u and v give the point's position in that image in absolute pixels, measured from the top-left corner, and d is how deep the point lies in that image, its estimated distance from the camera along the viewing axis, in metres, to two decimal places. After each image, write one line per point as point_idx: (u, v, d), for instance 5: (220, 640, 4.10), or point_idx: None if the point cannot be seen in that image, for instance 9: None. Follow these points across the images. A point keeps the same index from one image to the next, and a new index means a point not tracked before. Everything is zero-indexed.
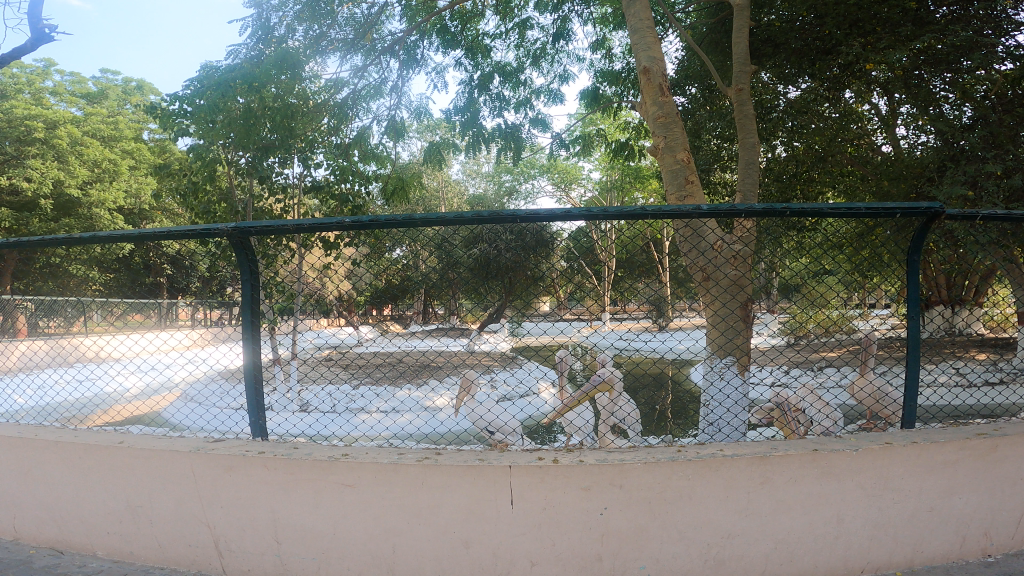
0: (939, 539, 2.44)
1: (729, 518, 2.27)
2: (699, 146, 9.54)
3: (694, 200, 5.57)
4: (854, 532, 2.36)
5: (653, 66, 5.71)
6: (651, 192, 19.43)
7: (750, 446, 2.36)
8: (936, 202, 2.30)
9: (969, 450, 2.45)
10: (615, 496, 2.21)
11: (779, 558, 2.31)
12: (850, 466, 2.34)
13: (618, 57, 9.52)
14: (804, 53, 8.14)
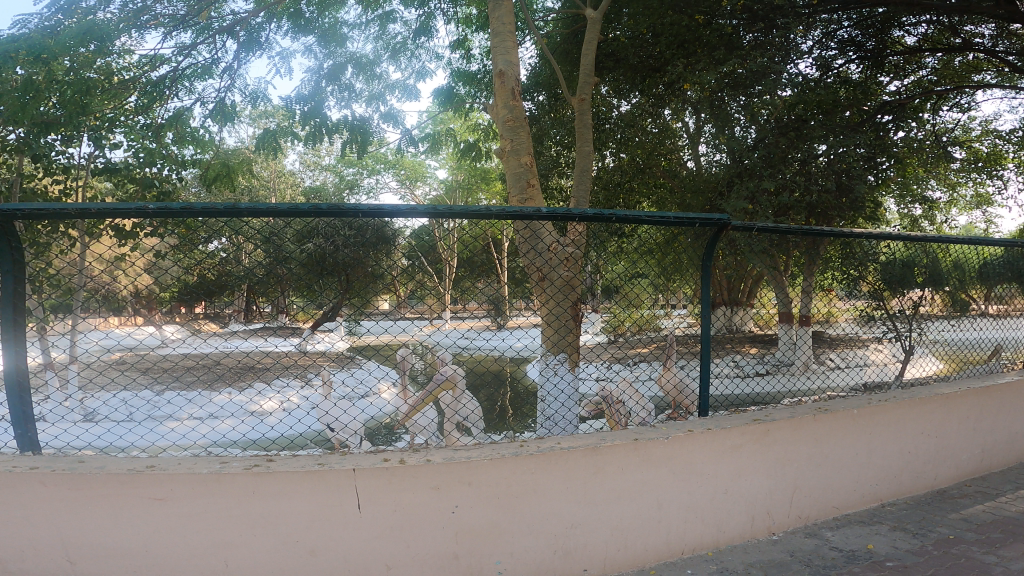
0: (735, 516, 2.78)
1: (571, 510, 2.40)
2: (541, 152, 10.03)
3: (534, 204, 5.81)
4: (672, 515, 2.61)
5: (508, 70, 5.83)
6: (495, 195, 19.85)
7: (584, 438, 2.51)
8: (725, 215, 2.82)
9: (750, 436, 2.80)
10: (465, 493, 2.25)
11: (616, 544, 2.49)
12: (664, 452, 2.58)
13: (475, 58, 9.64)
14: (637, 70, 8.85)
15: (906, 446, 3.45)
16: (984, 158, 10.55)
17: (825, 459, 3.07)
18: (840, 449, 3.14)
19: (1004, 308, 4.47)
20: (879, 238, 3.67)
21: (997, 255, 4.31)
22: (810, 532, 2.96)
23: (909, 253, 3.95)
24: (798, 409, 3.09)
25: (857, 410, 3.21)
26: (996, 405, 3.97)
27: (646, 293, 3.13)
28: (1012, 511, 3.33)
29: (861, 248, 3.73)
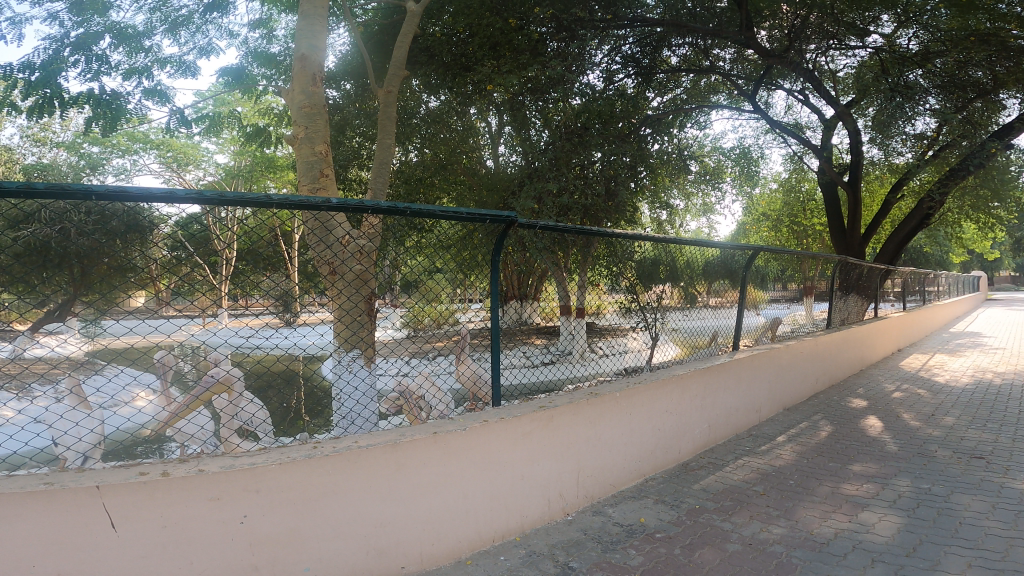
0: (533, 500, 3.17)
1: (378, 508, 2.48)
2: (342, 142, 9.73)
3: (326, 195, 5.65)
4: (478, 504, 2.87)
5: (311, 55, 5.58)
6: (284, 184, 18.84)
7: (381, 436, 2.59)
8: (509, 212, 3.18)
9: (535, 423, 3.15)
10: (253, 502, 2.20)
11: (427, 537, 2.65)
12: (462, 444, 2.78)
13: (277, 39, 9.10)
14: (449, 67, 8.88)
15: (654, 423, 4.22)
16: (710, 172, 12.73)
17: (598, 441, 3.63)
18: (609, 431, 3.72)
19: (722, 299, 5.81)
20: (635, 239, 4.62)
21: (717, 256, 5.62)
22: (596, 510, 3.52)
23: (656, 253, 4.97)
24: (574, 396, 3.56)
25: (620, 392, 3.83)
26: (710, 383, 5.04)
27: (445, 287, 3.31)
28: (732, 478, 4.26)
29: (615, 248, 4.56)
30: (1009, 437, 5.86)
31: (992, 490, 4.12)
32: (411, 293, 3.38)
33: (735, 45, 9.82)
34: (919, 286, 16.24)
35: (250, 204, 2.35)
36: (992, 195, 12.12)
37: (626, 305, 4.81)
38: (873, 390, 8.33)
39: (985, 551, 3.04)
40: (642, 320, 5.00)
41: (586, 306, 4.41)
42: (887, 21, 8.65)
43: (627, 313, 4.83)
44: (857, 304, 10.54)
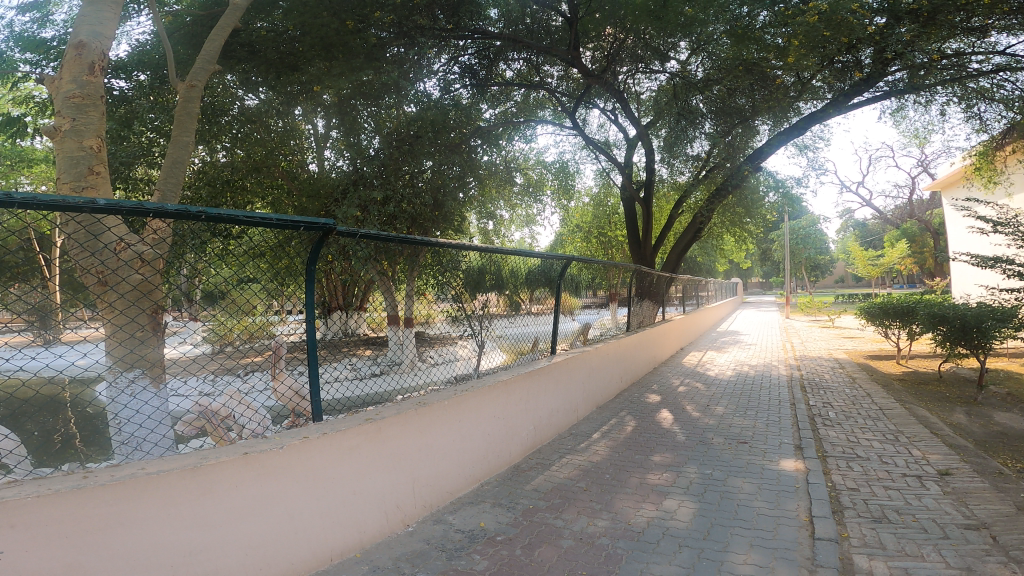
0: (369, 514, 3.10)
1: (187, 536, 2.28)
2: (127, 136, 8.63)
3: (97, 196, 4.97)
4: (307, 523, 2.74)
5: (91, 42, 4.98)
6: (46, 182, 16.38)
7: (177, 461, 2.35)
8: (330, 219, 2.96)
9: (363, 436, 3.07)
10: (9, 539, 1.89)
11: (252, 561, 2.49)
12: (278, 463, 2.62)
13: (52, 23, 7.97)
14: (272, 66, 8.31)
15: (485, 428, 4.32)
16: (534, 184, 13.36)
17: (430, 450, 3.63)
18: (440, 439, 3.73)
19: (543, 306, 6.16)
20: (462, 249, 4.65)
21: (538, 265, 5.93)
22: (437, 519, 3.53)
23: (482, 262, 5.09)
24: (401, 406, 3.50)
25: (448, 401, 3.84)
26: (533, 386, 5.24)
27: (257, 298, 3.06)
28: (559, 477, 4.48)
29: (442, 258, 4.55)
30: (764, 422, 6.85)
31: (755, 472, 4.76)
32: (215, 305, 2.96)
33: (562, 62, 10.43)
34: (694, 291, 18.35)
35: None
36: (743, 212, 14.52)
37: (455, 314, 4.83)
38: (664, 386, 9.26)
39: (760, 531, 3.46)
40: (469, 329, 5.03)
41: (413, 315, 4.52)
42: (684, 50, 9.61)
43: (455, 322, 4.82)
44: (650, 308, 11.61)
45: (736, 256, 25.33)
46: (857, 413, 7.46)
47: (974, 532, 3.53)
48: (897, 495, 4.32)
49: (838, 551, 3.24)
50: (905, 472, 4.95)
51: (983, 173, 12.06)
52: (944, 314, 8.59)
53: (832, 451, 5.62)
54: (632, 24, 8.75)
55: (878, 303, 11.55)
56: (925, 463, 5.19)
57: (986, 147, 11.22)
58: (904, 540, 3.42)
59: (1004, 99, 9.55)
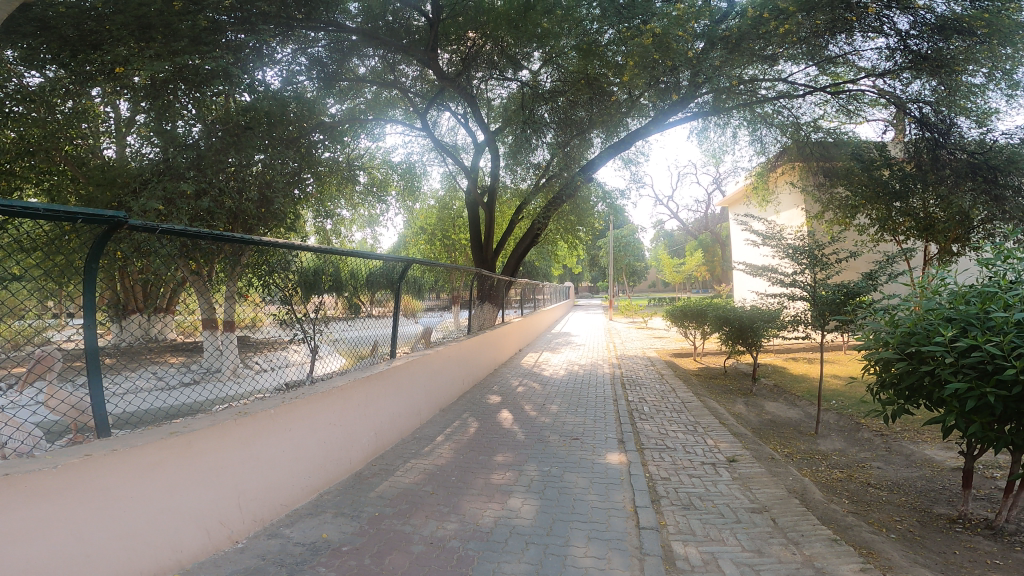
0: (186, 532, 2.87)
1: None
2: None
3: None
4: (104, 546, 2.47)
5: None
6: None
7: None
8: (118, 214, 2.67)
9: (168, 450, 2.80)
10: None
11: None
12: (56, 484, 2.31)
13: None
14: (67, 42, 7.34)
15: (321, 437, 4.14)
16: (378, 183, 13.12)
17: (257, 463, 3.41)
18: (269, 450, 3.52)
19: (383, 309, 6.03)
20: (294, 248, 4.34)
21: (379, 267, 5.85)
22: (272, 533, 3.34)
23: (318, 263, 4.86)
24: (218, 417, 3.24)
25: (274, 409, 3.61)
26: (372, 392, 5.11)
27: (26, 297, 2.60)
28: (404, 482, 4.41)
29: (272, 258, 4.20)
30: (592, 418, 7.28)
31: (586, 467, 5.04)
32: None
33: (419, 63, 10.43)
34: (531, 295, 19.05)
35: None
36: (576, 220, 15.34)
37: (284, 316, 4.51)
38: (503, 387, 9.51)
39: (595, 523, 3.67)
40: (302, 332, 4.76)
41: (234, 317, 4.11)
42: (536, 60, 9.96)
43: (286, 325, 4.53)
44: (490, 311, 11.83)
45: (567, 260, 26.73)
46: (665, 407, 8.19)
47: (760, 515, 4.01)
48: (699, 482, 4.81)
49: (660, 539, 3.52)
50: (702, 460, 5.53)
51: (758, 192, 13.97)
52: (726, 316, 9.92)
53: (649, 443, 6.11)
54: (494, 30, 9.18)
55: (679, 306, 12.84)
56: (719, 451, 5.84)
57: (761, 168, 13.00)
58: (709, 526, 3.80)
59: (781, 124, 10.91)
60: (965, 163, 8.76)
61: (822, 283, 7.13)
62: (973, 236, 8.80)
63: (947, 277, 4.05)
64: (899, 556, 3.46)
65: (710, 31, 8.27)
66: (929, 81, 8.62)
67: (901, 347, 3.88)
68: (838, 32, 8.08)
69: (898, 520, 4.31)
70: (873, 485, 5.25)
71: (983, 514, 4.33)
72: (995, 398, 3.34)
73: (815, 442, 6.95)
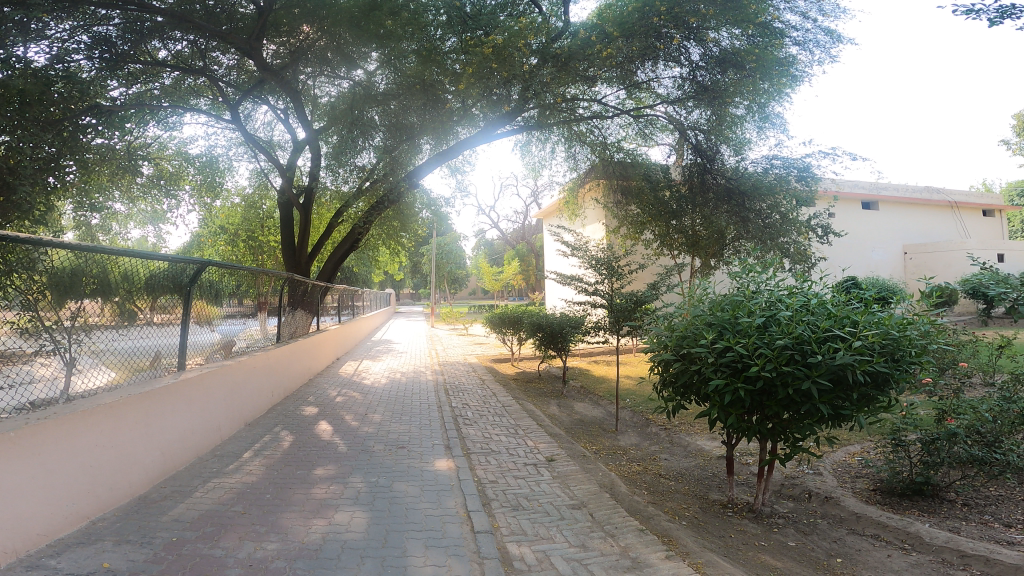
0: None
1: None
2: None
3: None
4: None
5: None
6: None
7: None
8: None
9: None
10: None
11: None
12: None
13: None
14: None
15: (89, 458, 3.66)
16: (167, 176, 11.97)
17: (3, 489, 2.95)
18: (18, 475, 3.05)
19: (168, 316, 5.46)
20: (42, 245, 3.73)
21: (162, 269, 5.25)
22: (31, 565, 2.92)
23: (78, 262, 4.22)
24: None
25: (18, 429, 3.10)
26: (155, 406, 4.61)
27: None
28: (207, 503, 4.03)
29: (11, 253, 3.55)
30: (417, 426, 7.21)
31: (414, 475, 4.99)
32: None
33: (236, 52, 9.71)
34: (350, 301, 18.41)
35: None
36: (399, 226, 15.19)
37: (25, 324, 3.84)
38: (319, 398, 9.07)
39: (431, 531, 3.63)
40: (52, 342, 4.06)
41: None
42: (373, 60, 9.48)
43: (28, 335, 3.85)
44: (303, 318, 11.25)
45: (387, 267, 26.26)
46: (487, 412, 8.34)
47: (579, 511, 4.25)
48: (523, 483, 4.97)
49: (495, 541, 3.58)
50: (524, 461, 5.71)
51: (569, 207, 14.88)
52: (539, 323, 10.41)
53: (474, 448, 6.19)
54: (333, 27, 8.78)
55: (497, 313, 13.20)
56: (537, 451, 6.10)
57: (572, 184, 13.83)
58: (537, 524, 3.94)
59: (591, 142, 11.75)
60: (723, 187, 10.15)
61: (618, 292, 7.75)
62: (725, 253, 10.29)
63: (708, 288, 4.57)
64: (693, 542, 3.84)
65: (544, 48, 8.56)
66: (705, 112, 9.84)
67: (677, 349, 4.32)
68: (646, 60, 8.84)
69: (686, 508, 4.80)
70: (662, 476, 5.80)
71: (745, 498, 4.98)
72: (744, 391, 3.87)
73: (616, 438, 7.53)
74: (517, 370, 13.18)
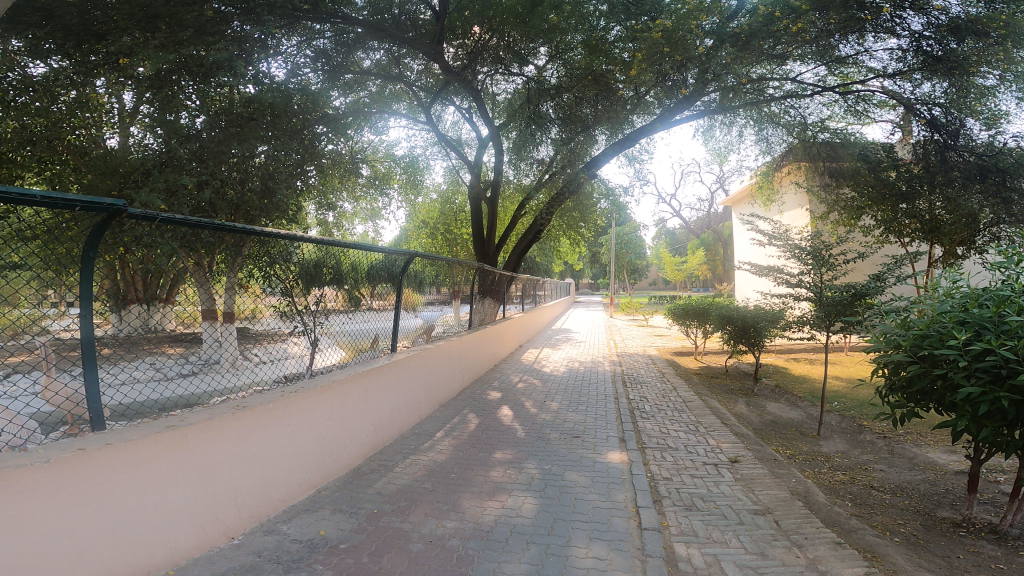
0: (183, 528, 2.91)
1: None
2: None
3: None
4: (95, 544, 2.48)
5: None
6: None
7: None
8: (117, 200, 2.65)
9: (162, 444, 2.81)
10: None
11: None
12: (48, 479, 2.31)
13: None
14: (72, 33, 7.29)
15: (319, 432, 4.14)
16: (380, 177, 13.15)
17: (256, 457, 3.45)
18: (269, 445, 3.57)
19: (384, 302, 6.02)
20: (295, 240, 4.33)
21: (379, 260, 5.79)
22: (268, 529, 3.37)
23: (319, 255, 4.78)
24: (216, 411, 3.26)
25: (272, 403, 3.63)
26: (372, 386, 5.11)
27: (28, 286, 2.58)
28: (403, 478, 4.40)
29: (273, 248, 4.17)
30: (593, 416, 7.25)
31: (587, 465, 5.02)
32: None
33: (424, 57, 10.42)
34: (533, 292, 19.01)
35: None
36: (578, 216, 15.37)
37: (284, 308, 4.47)
38: (504, 383, 9.52)
39: (596, 524, 3.64)
40: (301, 325, 4.75)
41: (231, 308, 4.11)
42: (542, 55, 9.90)
43: (285, 316, 4.48)
44: (491, 306, 11.82)
45: (568, 257, 26.68)
46: (666, 406, 8.15)
47: (762, 517, 3.99)
48: (701, 482, 4.78)
49: (663, 540, 3.49)
50: (705, 460, 5.50)
51: (763, 191, 13.88)
52: (730, 315, 9.87)
53: (650, 442, 6.08)
54: (500, 25, 9.19)
55: (680, 304, 12.78)
56: (721, 451, 5.83)
57: (767, 167, 12.92)
58: (711, 527, 3.78)
59: (788, 124, 10.96)
60: (973, 165, 8.74)
61: (829, 283, 7.04)
62: (978, 240, 8.75)
63: (958, 281, 4.04)
64: (905, 560, 3.44)
65: (718, 28, 8.17)
66: (941, 83, 8.70)
67: (914, 350, 3.86)
68: (849, 32, 8.03)
69: (901, 524, 4.31)
70: (874, 488, 5.24)
71: (986, 518, 4.31)
72: (1009, 402, 3.29)
73: (817, 443, 6.94)
74: (701, 364, 12.71)
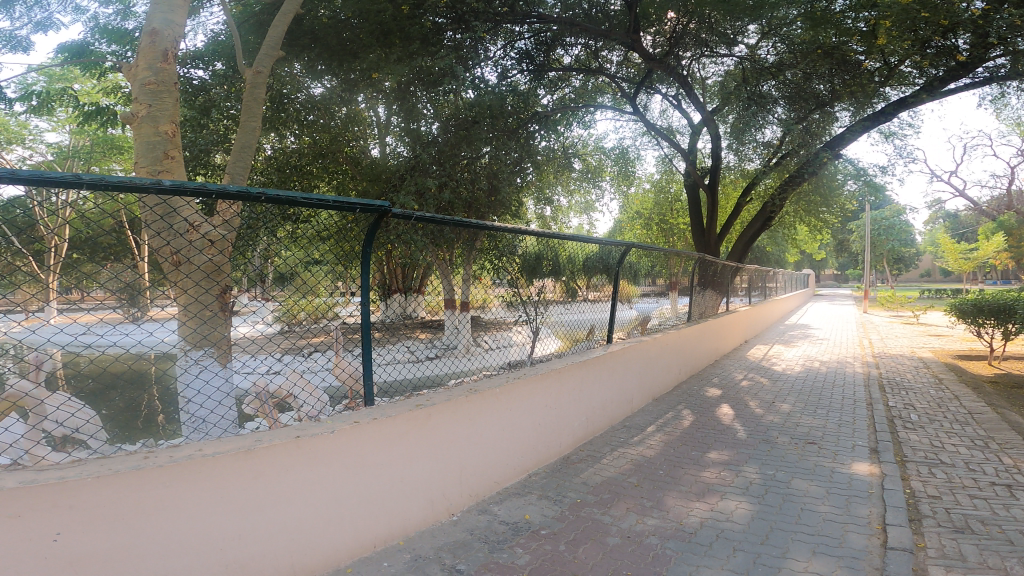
0: (419, 502, 3.22)
1: (232, 521, 2.37)
2: (206, 123, 9.06)
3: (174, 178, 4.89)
4: (354, 510, 2.84)
5: (265, 71, 6.40)
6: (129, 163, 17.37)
7: (233, 443, 2.46)
8: (385, 203, 2.94)
9: (412, 422, 3.15)
10: (69, 518, 1.99)
11: (297, 546, 2.60)
12: (327, 447, 2.71)
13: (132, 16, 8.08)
14: (335, 52, 8.39)
15: (537, 419, 4.32)
16: (591, 170, 13.31)
17: (483, 440, 3.71)
18: (494, 430, 3.82)
19: (600, 293, 6.08)
20: (520, 233, 4.54)
21: (595, 252, 5.83)
22: (482, 509, 3.60)
23: (540, 248, 4.97)
24: (454, 393, 3.57)
25: (500, 388, 3.87)
26: (587, 377, 5.19)
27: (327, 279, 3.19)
28: (610, 471, 4.41)
29: (502, 243, 4.50)
30: (834, 423, 6.56)
31: (823, 475, 4.57)
32: (286, 286, 3.07)
33: (621, 48, 10.21)
34: (762, 283, 17.75)
35: (240, 197, 2.50)
36: (820, 200, 13.94)
37: (510, 298, 4.79)
38: (725, 380, 9.07)
39: (825, 538, 3.30)
40: (524, 314, 5.03)
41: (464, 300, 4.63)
42: (753, 33, 9.23)
43: (511, 307, 4.80)
44: (713, 299, 11.30)
45: (806, 246, 24.32)
46: (941, 416, 7.04)
47: None
48: (984, 504, 4.06)
49: (913, 564, 3.05)
50: (992, 480, 4.65)
51: None
52: None
53: (913, 457, 5.33)
54: (698, 8, 8.58)
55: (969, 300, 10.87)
56: (1017, 471, 4.88)
57: None
58: (988, 550, 3.21)
59: None
60: None
61: None
62: None
63: None
64: None
65: None
66: None
67: None
68: None
69: None
70: None
71: None
72: None
73: None
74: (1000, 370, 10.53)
